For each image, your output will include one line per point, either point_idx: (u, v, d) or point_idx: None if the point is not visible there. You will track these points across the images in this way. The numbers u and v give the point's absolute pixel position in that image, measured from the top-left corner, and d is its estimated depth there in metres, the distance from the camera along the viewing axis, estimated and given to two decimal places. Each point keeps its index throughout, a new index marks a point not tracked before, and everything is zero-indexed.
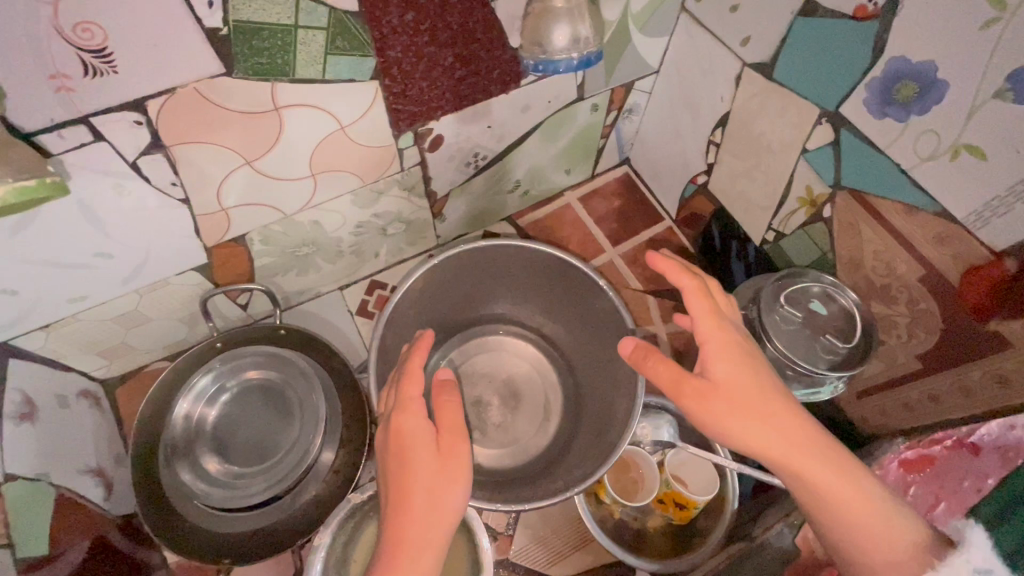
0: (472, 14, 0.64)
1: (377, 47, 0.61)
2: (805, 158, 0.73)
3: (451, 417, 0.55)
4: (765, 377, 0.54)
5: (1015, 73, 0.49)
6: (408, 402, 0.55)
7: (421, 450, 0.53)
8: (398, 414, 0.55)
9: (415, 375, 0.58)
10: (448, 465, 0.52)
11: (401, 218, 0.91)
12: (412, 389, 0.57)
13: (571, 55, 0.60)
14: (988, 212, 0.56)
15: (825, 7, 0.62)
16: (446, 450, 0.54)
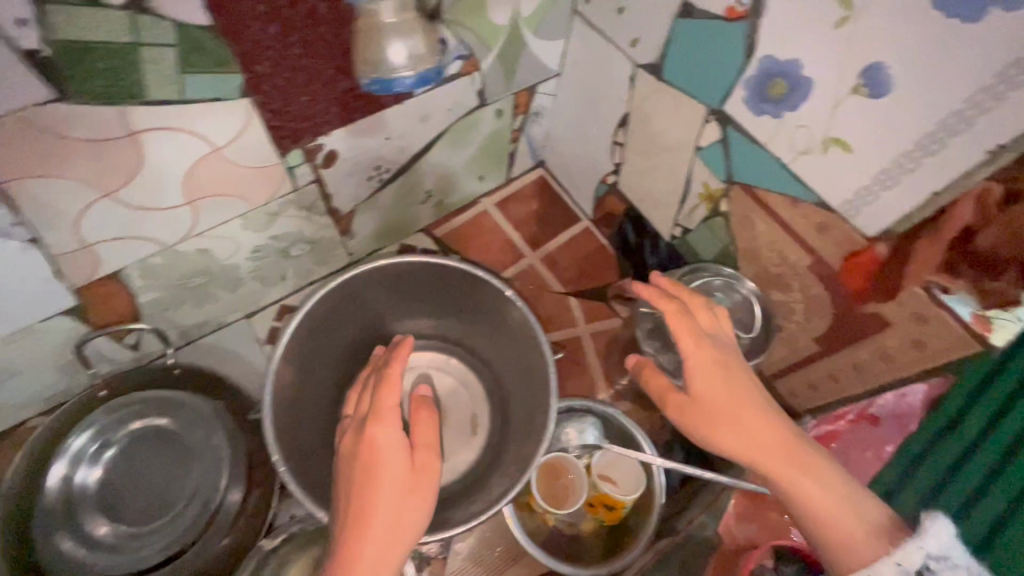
0: (346, 24, 0.60)
1: (242, 63, 0.56)
2: (699, 155, 0.75)
3: (424, 433, 0.55)
4: (745, 389, 0.55)
5: (866, 70, 0.51)
6: (382, 412, 0.53)
7: (393, 465, 0.51)
8: (371, 425, 0.53)
9: (393, 384, 0.55)
10: (418, 486, 0.52)
11: (305, 238, 0.86)
12: (386, 400, 0.54)
13: (408, 73, 0.59)
14: (858, 202, 0.58)
15: (700, 8, 0.63)
16: (420, 466, 0.53)
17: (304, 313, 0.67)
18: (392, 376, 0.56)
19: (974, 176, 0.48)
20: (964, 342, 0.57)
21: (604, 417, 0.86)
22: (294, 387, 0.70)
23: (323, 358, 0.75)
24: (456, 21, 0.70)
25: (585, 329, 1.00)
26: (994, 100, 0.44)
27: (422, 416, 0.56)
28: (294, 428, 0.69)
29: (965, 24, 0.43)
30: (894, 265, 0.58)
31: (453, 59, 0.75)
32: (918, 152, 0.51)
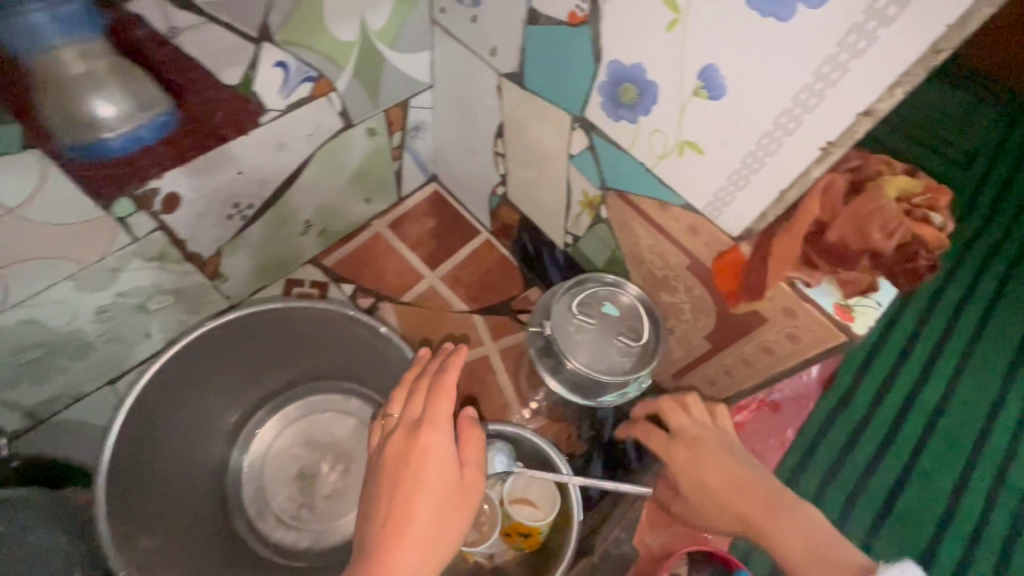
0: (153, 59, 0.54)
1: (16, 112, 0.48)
2: (573, 163, 0.73)
3: (470, 451, 0.55)
4: (717, 460, 0.59)
5: (702, 71, 0.49)
6: (436, 419, 0.53)
7: (443, 473, 0.50)
8: (425, 431, 0.52)
9: (449, 394, 0.55)
10: (458, 505, 0.51)
11: (164, 289, 0.77)
12: (442, 410, 0.54)
13: (122, 131, 0.47)
14: (718, 202, 0.57)
15: (545, 14, 0.60)
16: (465, 481, 0.53)
17: (141, 386, 0.63)
18: (449, 379, 0.57)
19: (812, 173, 0.48)
20: (831, 332, 0.57)
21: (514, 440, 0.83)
22: (137, 462, 0.66)
23: (180, 427, 0.71)
24: (291, 41, 0.64)
25: (493, 346, 0.96)
26: (815, 98, 0.43)
27: (469, 433, 0.56)
28: (141, 509, 0.65)
29: (778, 22, 0.42)
30: (757, 262, 0.57)
31: (300, 81, 0.69)
32: (760, 153, 0.50)
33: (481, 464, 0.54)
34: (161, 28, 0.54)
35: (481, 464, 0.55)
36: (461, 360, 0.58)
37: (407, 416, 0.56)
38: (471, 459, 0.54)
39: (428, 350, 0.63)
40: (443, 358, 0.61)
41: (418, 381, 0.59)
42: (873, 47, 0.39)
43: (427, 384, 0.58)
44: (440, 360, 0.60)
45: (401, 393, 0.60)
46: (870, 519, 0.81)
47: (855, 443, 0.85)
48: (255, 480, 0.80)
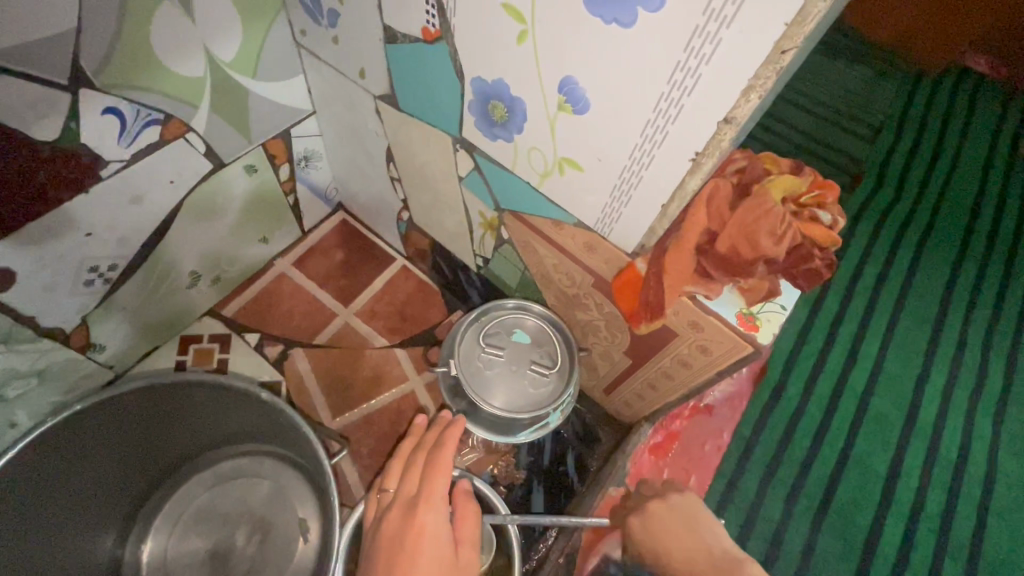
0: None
1: None
2: (464, 185, 0.67)
3: (466, 529, 0.58)
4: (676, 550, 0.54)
5: (561, 84, 0.45)
6: (433, 498, 0.55)
7: (438, 553, 0.52)
8: (421, 510, 0.54)
9: (446, 470, 0.58)
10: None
11: (22, 372, 0.68)
12: (438, 486, 0.57)
13: None
14: (607, 219, 0.53)
15: (400, 31, 0.55)
16: (460, 560, 0.55)
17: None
18: (446, 456, 0.60)
19: (688, 184, 0.44)
20: (739, 343, 0.54)
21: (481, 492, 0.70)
22: None
23: (47, 540, 0.63)
24: (118, 83, 0.56)
25: (419, 381, 0.90)
26: (675, 107, 0.40)
27: (465, 510, 0.59)
28: None
29: (623, 29, 0.38)
30: (653, 279, 0.53)
31: (143, 127, 0.61)
32: (635, 167, 0.46)
33: (476, 542, 0.57)
34: None
35: (475, 542, 0.57)
36: (458, 431, 0.61)
37: (406, 493, 0.57)
38: (466, 538, 0.57)
39: (424, 419, 0.68)
40: (440, 428, 0.65)
41: (415, 453, 0.62)
42: (718, 50, 0.35)
43: (423, 458, 0.61)
44: (435, 433, 0.64)
45: (397, 468, 0.62)
46: (813, 512, 0.80)
47: (791, 434, 0.84)
48: (159, 570, 0.72)
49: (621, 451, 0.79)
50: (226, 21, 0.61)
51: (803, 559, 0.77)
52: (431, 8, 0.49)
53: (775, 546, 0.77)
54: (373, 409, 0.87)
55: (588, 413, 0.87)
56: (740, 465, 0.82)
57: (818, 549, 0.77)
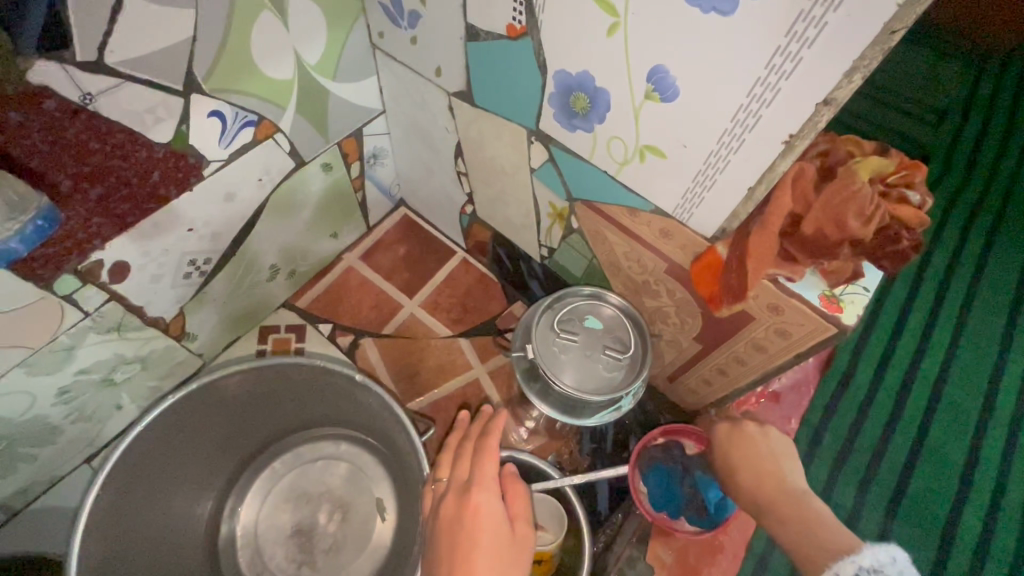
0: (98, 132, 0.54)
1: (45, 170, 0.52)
2: (536, 177, 0.69)
3: (518, 506, 0.55)
4: (759, 446, 0.60)
5: (651, 73, 0.46)
6: (484, 479, 0.54)
7: (495, 533, 0.51)
8: (474, 492, 0.54)
9: (493, 453, 0.57)
10: (515, 559, 0.51)
11: (128, 358, 0.74)
12: (488, 467, 0.56)
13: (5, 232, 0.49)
14: (688, 205, 0.54)
15: (483, 29, 0.57)
16: (516, 535, 0.53)
17: (103, 475, 0.60)
18: (491, 441, 0.58)
19: (778, 167, 0.45)
20: (821, 325, 0.54)
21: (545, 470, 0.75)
22: (115, 547, 0.64)
23: (157, 510, 0.69)
24: (221, 88, 0.60)
25: (483, 369, 0.93)
26: (771, 91, 0.41)
27: (514, 487, 0.57)
28: None
29: (721, 17, 0.39)
30: (735, 263, 0.54)
31: (240, 128, 0.65)
32: (722, 151, 0.47)
33: (529, 520, 0.55)
34: (73, 97, 0.51)
35: (530, 519, 0.55)
36: (503, 421, 0.61)
37: (455, 479, 0.57)
38: (520, 514, 0.55)
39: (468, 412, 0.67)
40: (483, 422, 0.64)
41: (462, 443, 0.61)
42: (822, 34, 0.36)
43: (472, 446, 0.60)
44: (480, 425, 0.63)
45: (444, 453, 0.62)
46: (885, 501, 0.79)
47: (860, 423, 0.83)
48: (250, 543, 0.77)
49: None
50: (314, 25, 0.65)
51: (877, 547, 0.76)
52: (518, 5, 0.52)
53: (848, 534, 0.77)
54: (440, 396, 0.91)
55: (651, 401, 0.88)
56: (809, 452, 0.81)
57: (893, 539, 0.77)
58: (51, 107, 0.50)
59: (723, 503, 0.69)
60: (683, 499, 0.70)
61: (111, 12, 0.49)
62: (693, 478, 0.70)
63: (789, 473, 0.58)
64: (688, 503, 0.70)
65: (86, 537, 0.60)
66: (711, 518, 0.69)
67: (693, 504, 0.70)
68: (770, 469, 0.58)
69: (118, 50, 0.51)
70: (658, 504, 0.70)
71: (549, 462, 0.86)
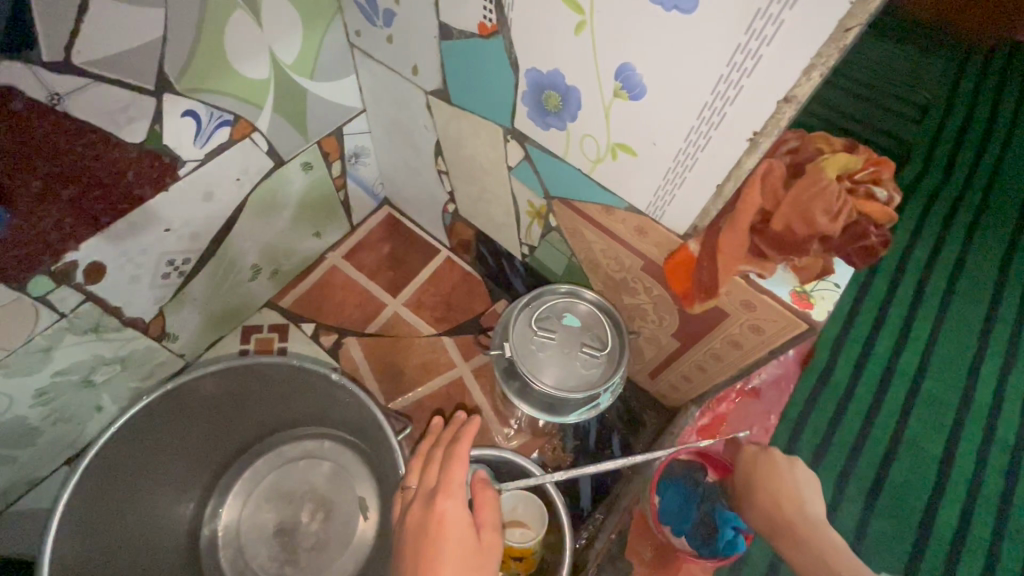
0: (65, 132, 0.53)
1: (16, 167, 0.52)
2: (514, 175, 0.70)
3: (486, 514, 0.56)
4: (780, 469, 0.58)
5: (619, 71, 0.47)
6: (452, 486, 0.54)
7: (461, 539, 0.51)
8: (441, 499, 0.54)
9: (463, 460, 0.57)
10: (481, 566, 0.51)
11: (108, 359, 0.74)
12: (456, 474, 0.56)
13: None
14: (660, 202, 0.55)
15: (456, 28, 0.57)
16: (483, 542, 0.53)
17: (77, 475, 0.60)
18: (461, 450, 0.58)
19: (744, 165, 0.46)
20: (792, 321, 0.55)
21: (525, 468, 0.75)
22: (94, 548, 0.64)
23: (138, 509, 0.69)
24: (194, 88, 0.60)
25: (467, 367, 0.93)
26: (734, 89, 0.41)
27: (484, 495, 0.57)
28: None
29: (683, 15, 0.40)
30: (707, 260, 0.54)
31: (216, 128, 0.65)
32: (690, 149, 0.47)
33: (497, 527, 0.55)
34: (41, 97, 0.50)
35: (498, 526, 0.56)
36: (474, 429, 0.60)
37: (425, 486, 0.57)
38: (488, 521, 0.55)
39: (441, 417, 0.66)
40: (456, 427, 0.64)
41: (433, 450, 0.61)
42: (780, 31, 0.37)
43: (442, 452, 0.60)
44: (453, 430, 0.63)
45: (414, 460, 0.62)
46: (864, 494, 0.79)
47: (840, 418, 0.84)
48: (233, 543, 0.77)
49: (668, 433, 0.80)
50: (289, 24, 0.65)
51: (854, 541, 0.77)
52: (489, 3, 0.52)
53: None
54: (424, 394, 0.91)
55: (633, 398, 0.88)
56: (788, 447, 0.82)
57: (870, 531, 0.77)
58: (18, 106, 0.49)
59: (736, 542, 0.65)
60: (693, 523, 0.69)
61: (77, 12, 0.48)
62: (708, 504, 0.68)
63: (811, 501, 0.56)
64: (698, 527, 0.68)
65: (60, 539, 0.59)
66: (715, 549, 0.66)
67: (702, 528, 0.68)
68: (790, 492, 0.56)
69: (86, 49, 0.50)
70: (668, 518, 0.70)
71: (533, 459, 0.86)
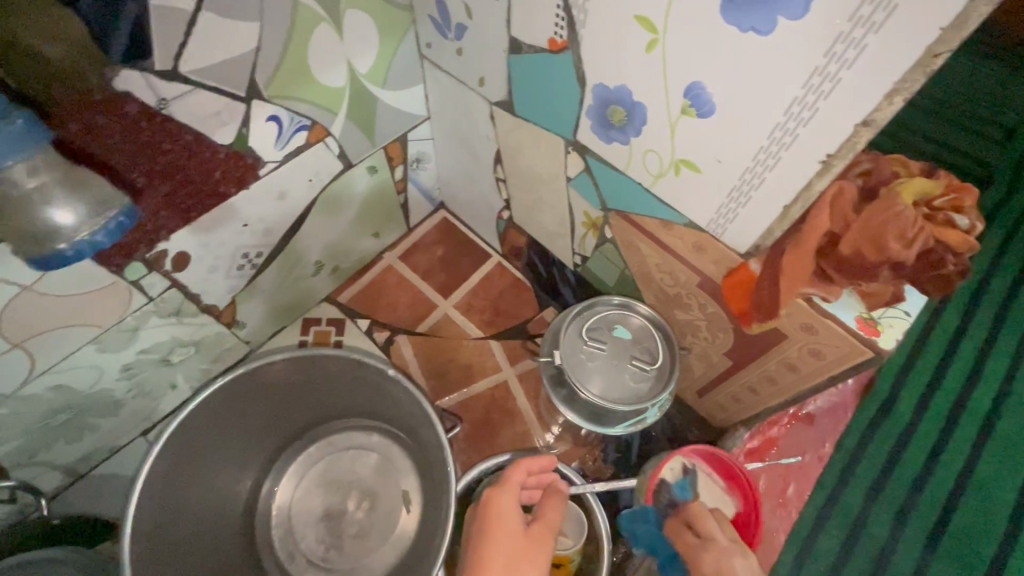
0: (166, 133, 0.58)
1: (121, 163, 0.56)
2: (572, 186, 0.71)
3: (546, 511, 0.60)
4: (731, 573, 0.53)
5: (689, 89, 0.47)
6: (507, 482, 0.60)
7: (509, 524, 0.57)
8: (495, 490, 0.60)
9: (522, 465, 0.62)
10: (530, 552, 0.55)
11: (184, 341, 0.80)
12: (514, 475, 0.61)
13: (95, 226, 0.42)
14: (722, 220, 0.54)
15: (526, 43, 0.59)
16: (534, 534, 0.57)
17: (158, 450, 0.64)
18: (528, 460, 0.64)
19: (815, 187, 0.45)
20: (857, 348, 0.53)
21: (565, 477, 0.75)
22: (169, 518, 0.68)
23: (204, 483, 0.73)
24: (280, 94, 0.64)
25: (512, 372, 0.95)
26: (809, 110, 0.41)
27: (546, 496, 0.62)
28: (175, 560, 0.68)
29: (759, 36, 0.40)
30: (769, 279, 0.53)
31: (295, 132, 0.69)
32: (758, 168, 0.47)
33: (552, 523, 0.59)
34: (150, 101, 0.56)
35: (553, 523, 0.59)
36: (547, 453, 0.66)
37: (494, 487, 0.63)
38: (545, 518, 0.59)
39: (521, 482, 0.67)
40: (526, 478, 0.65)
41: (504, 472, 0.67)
42: (862, 55, 0.36)
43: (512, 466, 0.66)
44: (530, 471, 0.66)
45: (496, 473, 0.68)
46: (925, 535, 0.75)
47: (901, 453, 0.80)
48: (285, 522, 0.81)
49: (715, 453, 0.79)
50: (367, 36, 0.69)
51: None
52: (560, 19, 0.53)
53: (881, 565, 0.74)
54: (469, 395, 0.93)
55: (679, 415, 0.87)
56: (844, 478, 0.78)
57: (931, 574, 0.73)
58: (131, 110, 0.55)
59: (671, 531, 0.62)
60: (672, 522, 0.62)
61: (186, 27, 0.53)
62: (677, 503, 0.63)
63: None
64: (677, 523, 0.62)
65: (141, 506, 0.63)
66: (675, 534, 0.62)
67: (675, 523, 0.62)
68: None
69: (191, 58, 0.55)
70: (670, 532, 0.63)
71: (572, 468, 0.86)
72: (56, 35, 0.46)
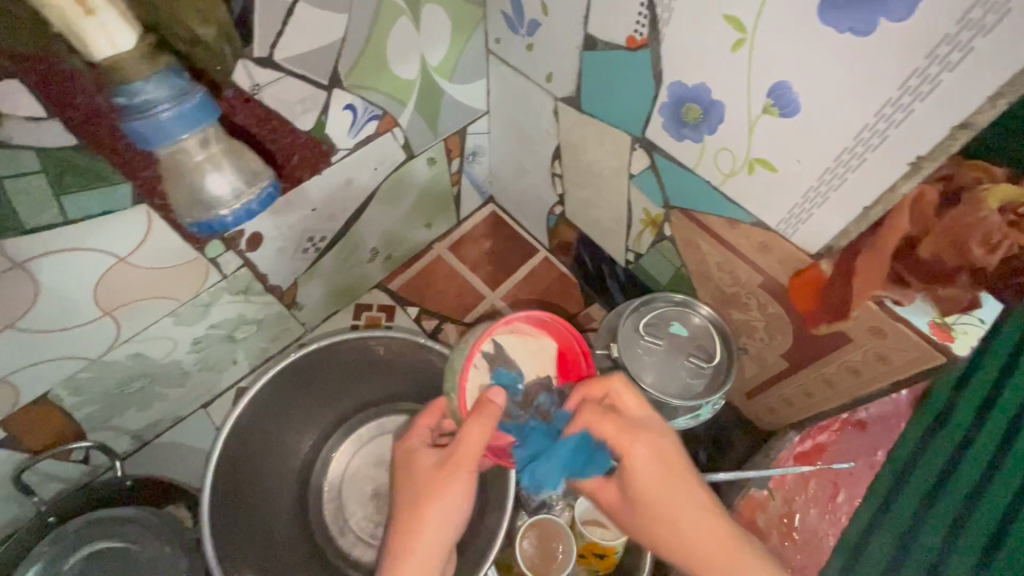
0: (257, 116, 0.60)
1: None
2: (634, 182, 0.71)
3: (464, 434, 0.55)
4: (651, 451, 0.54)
5: (772, 88, 0.48)
6: (414, 429, 0.60)
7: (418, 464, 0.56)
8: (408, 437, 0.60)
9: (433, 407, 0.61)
10: (437, 486, 0.53)
11: (247, 319, 0.83)
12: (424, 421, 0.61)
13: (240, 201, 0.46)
14: (794, 219, 0.55)
15: (602, 40, 0.60)
16: (445, 466, 0.54)
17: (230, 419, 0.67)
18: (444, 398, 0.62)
19: (899, 189, 0.46)
20: (928, 353, 0.53)
21: None
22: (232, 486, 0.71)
23: (263, 455, 0.76)
24: (357, 84, 0.67)
25: None
26: (902, 113, 0.41)
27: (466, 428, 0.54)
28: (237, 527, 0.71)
29: (857, 37, 0.40)
30: (840, 281, 0.55)
31: (367, 120, 0.72)
32: (839, 169, 0.48)
33: (462, 457, 0.53)
34: (245, 87, 0.57)
35: (462, 454, 0.53)
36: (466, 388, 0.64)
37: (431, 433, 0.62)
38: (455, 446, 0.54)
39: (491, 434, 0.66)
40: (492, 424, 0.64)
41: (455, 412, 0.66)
42: (966, 59, 0.37)
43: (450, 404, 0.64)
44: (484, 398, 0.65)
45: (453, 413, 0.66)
46: (976, 552, 0.78)
47: (955, 469, 0.81)
48: (337, 497, 0.84)
49: (765, 456, 0.79)
50: (440, 30, 0.71)
51: None
52: (642, 17, 0.54)
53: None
54: None
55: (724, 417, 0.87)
56: (896, 489, 0.79)
57: None
58: (229, 95, 0.57)
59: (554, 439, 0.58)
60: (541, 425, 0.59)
61: (285, 16, 0.55)
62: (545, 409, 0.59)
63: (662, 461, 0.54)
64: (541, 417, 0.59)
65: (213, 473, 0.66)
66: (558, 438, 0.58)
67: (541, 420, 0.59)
68: (654, 472, 0.53)
69: (285, 47, 0.58)
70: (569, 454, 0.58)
71: None
72: (205, 17, 0.48)
